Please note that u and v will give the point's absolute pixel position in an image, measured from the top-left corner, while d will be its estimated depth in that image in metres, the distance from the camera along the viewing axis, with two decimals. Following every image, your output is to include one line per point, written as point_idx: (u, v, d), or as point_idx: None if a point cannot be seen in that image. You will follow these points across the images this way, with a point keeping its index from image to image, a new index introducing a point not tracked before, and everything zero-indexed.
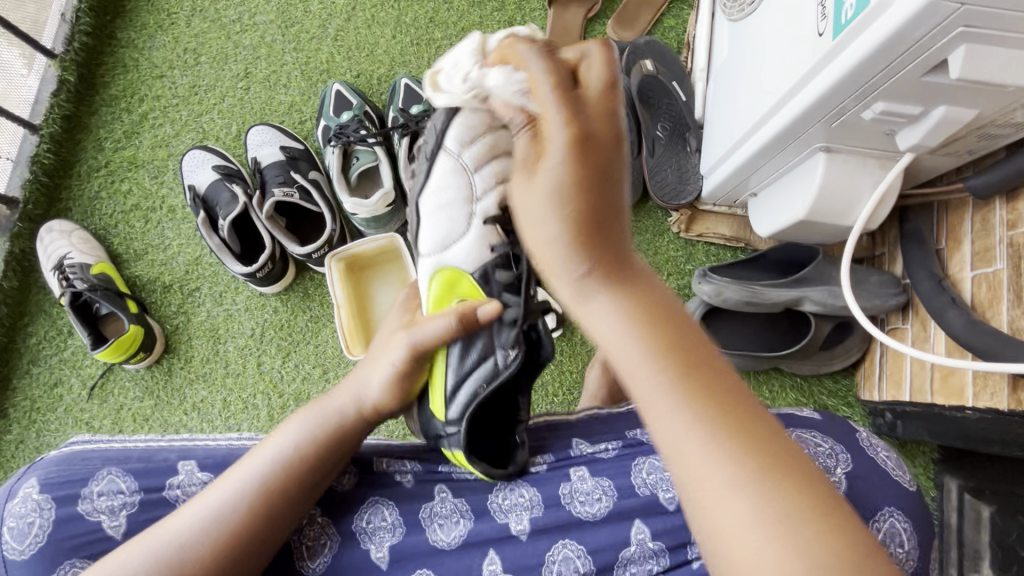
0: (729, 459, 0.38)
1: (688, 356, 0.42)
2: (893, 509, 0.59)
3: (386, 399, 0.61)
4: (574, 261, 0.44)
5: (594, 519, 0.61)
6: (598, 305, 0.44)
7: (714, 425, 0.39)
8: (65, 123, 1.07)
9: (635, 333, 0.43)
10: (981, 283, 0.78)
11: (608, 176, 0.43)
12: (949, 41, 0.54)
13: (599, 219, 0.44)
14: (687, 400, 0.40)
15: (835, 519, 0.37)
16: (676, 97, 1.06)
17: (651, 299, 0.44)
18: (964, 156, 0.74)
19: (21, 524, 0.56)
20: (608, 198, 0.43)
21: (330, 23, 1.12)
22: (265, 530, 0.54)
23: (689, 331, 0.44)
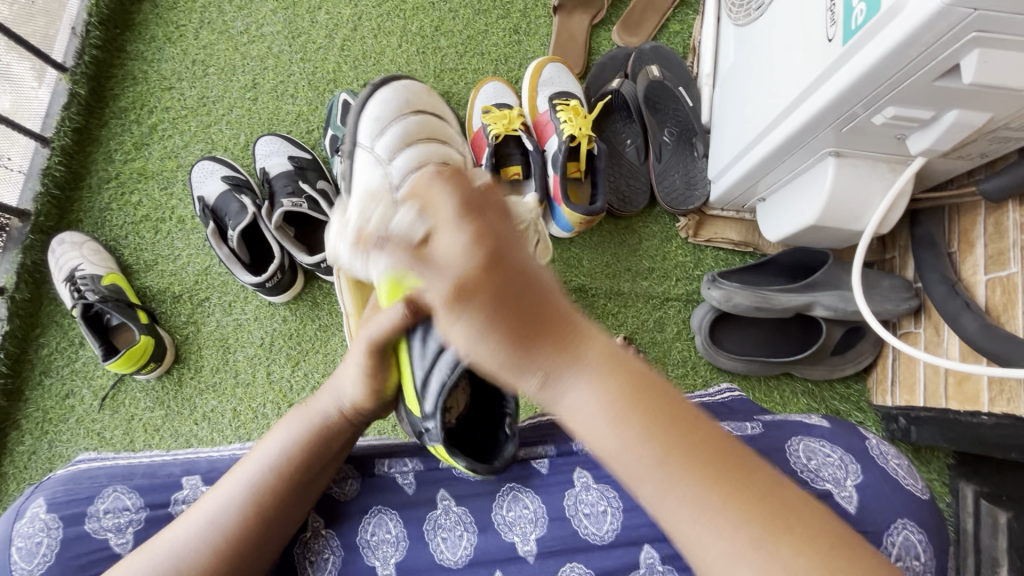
0: (726, 536, 0.36)
1: (669, 428, 0.38)
2: (906, 521, 0.58)
3: (363, 398, 0.57)
4: (527, 374, 0.38)
5: (600, 539, 0.61)
6: (571, 393, 0.38)
7: (709, 500, 0.36)
8: (76, 135, 1.08)
9: (616, 423, 0.37)
10: (996, 287, 0.77)
11: (524, 277, 0.38)
12: (961, 46, 0.54)
13: (527, 323, 0.38)
14: (675, 480, 0.37)
15: (842, 561, 0.36)
16: (682, 102, 1.07)
17: (624, 364, 0.39)
18: (977, 159, 0.74)
19: (29, 544, 0.56)
20: (531, 289, 0.38)
21: (336, 33, 1.12)
22: (259, 537, 0.53)
23: (665, 387, 0.40)
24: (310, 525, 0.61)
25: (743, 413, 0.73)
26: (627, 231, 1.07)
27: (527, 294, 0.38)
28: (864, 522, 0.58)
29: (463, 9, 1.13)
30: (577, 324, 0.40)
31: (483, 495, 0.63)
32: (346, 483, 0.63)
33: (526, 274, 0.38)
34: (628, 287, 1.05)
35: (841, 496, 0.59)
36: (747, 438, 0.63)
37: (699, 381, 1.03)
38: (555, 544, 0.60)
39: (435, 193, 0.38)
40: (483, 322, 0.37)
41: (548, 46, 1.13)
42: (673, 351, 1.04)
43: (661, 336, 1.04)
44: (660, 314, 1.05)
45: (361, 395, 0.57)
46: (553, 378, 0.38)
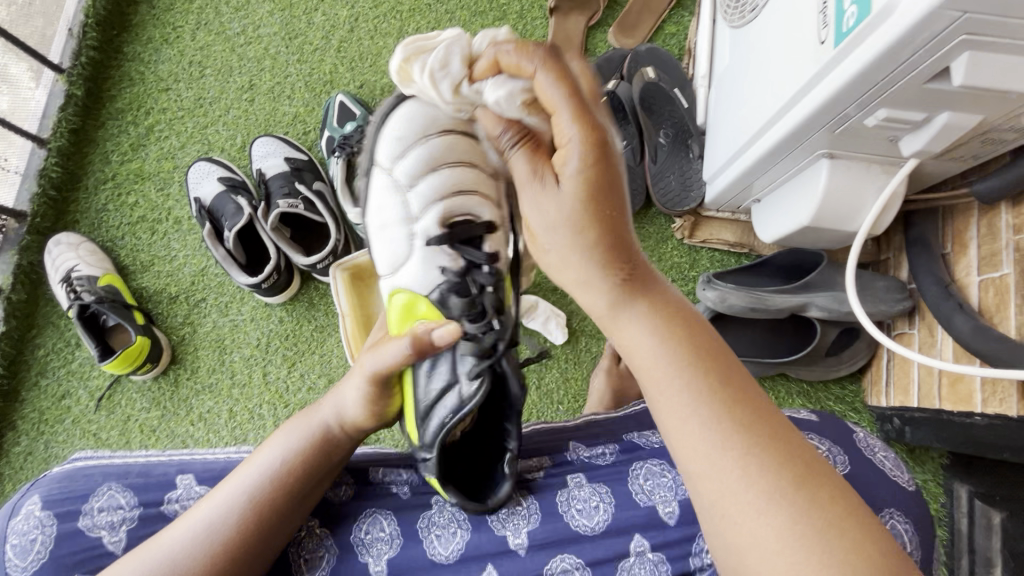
0: (766, 468, 0.40)
1: (719, 371, 0.44)
2: (893, 511, 0.58)
3: (363, 416, 0.58)
4: (601, 278, 0.46)
5: (591, 530, 0.61)
6: (634, 318, 0.46)
7: (755, 435, 0.41)
8: (73, 136, 1.08)
9: (671, 349, 0.45)
10: (989, 288, 0.77)
11: (619, 203, 0.45)
12: (951, 49, 0.54)
13: (620, 243, 0.45)
14: (727, 408, 0.42)
15: (863, 521, 0.39)
16: (678, 104, 1.05)
17: (682, 312, 0.47)
18: (970, 160, 0.74)
19: (23, 541, 0.56)
20: (622, 216, 0.45)
21: (333, 34, 1.12)
22: (258, 543, 0.54)
23: (719, 342, 0.46)
24: (304, 523, 0.61)
25: None
26: None
27: (622, 224, 0.45)
28: None
29: (460, 11, 1.13)
30: (656, 276, 0.48)
31: None
32: (341, 483, 0.63)
33: (620, 188, 0.45)
34: None
35: None
36: None
37: None
38: (547, 537, 0.61)
39: (544, 79, 0.43)
40: (570, 216, 0.44)
41: None
42: None
43: None
44: None
45: (361, 414, 0.58)
46: (622, 298, 0.46)
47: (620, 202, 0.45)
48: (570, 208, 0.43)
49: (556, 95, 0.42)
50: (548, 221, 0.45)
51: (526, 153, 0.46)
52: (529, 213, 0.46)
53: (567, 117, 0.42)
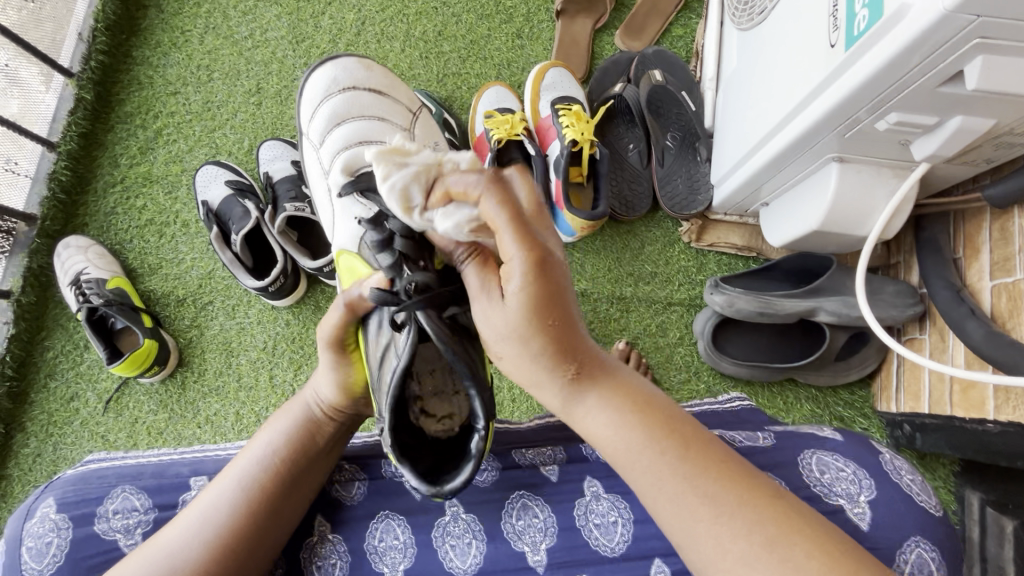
0: (739, 536, 0.42)
1: (680, 437, 0.46)
2: (920, 539, 0.57)
3: (339, 398, 0.58)
4: (557, 374, 0.47)
5: (609, 547, 0.60)
6: (590, 406, 0.47)
7: (722, 499, 0.44)
8: (83, 140, 1.09)
9: (631, 433, 0.46)
10: (1002, 293, 0.76)
11: (561, 295, 0.46)
12: (965, 53, 0.53)
13: (563, 337, 0.46)
14: (692, 479, 0.44)
15: (851, 563, 0.41)
16: (685, 107, 1.07)
17: (635, 387, 0.49)
18: (982, 164, 0.73)
19: (39, 544, 0.56)
20: (566, 307, 0.46)
21: (340, 38, 1.13)
22: (253, 534, 0.53)
23: (673, 409, 0.48)
24: (316, 529, 0.61)
25: (751, 423, 0.74)
26: (629, 236, 1.07)
27: (566, 314, 0.46)
28: (876, 539, 0.57)
29: (466, 14, 1.13)
30: (600, 353, 0.49)
31: (492, 502, 0.62)
32: (353, 486, 0.63)
33: (565, 291, 0.46)
34: (630, 292, 1.05)
35: (854, 513, 0.58)
36: (759, 449, 0.63)
37: (702, 386, 1.02)
38: (565, 555, 0.60)
39: (486, 202, 0.43)
40: (521, 324, 0.45)
41: (550, 50, 1.13)
42: (675, 356, 1.03)
43: (663, 341, 1.04)
44: (663, 318, 1.05)
45: (335, 396, 0.58)
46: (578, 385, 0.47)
47: (561, 295, 0.46)
48: (517, 321, 0.45)
49: (498, 216, 0.43)
50: (504, 335, 0.46)
51: (476, 262, 0.48)
52: (481, 325, 0.47)
53: (509, 239, 0.43)
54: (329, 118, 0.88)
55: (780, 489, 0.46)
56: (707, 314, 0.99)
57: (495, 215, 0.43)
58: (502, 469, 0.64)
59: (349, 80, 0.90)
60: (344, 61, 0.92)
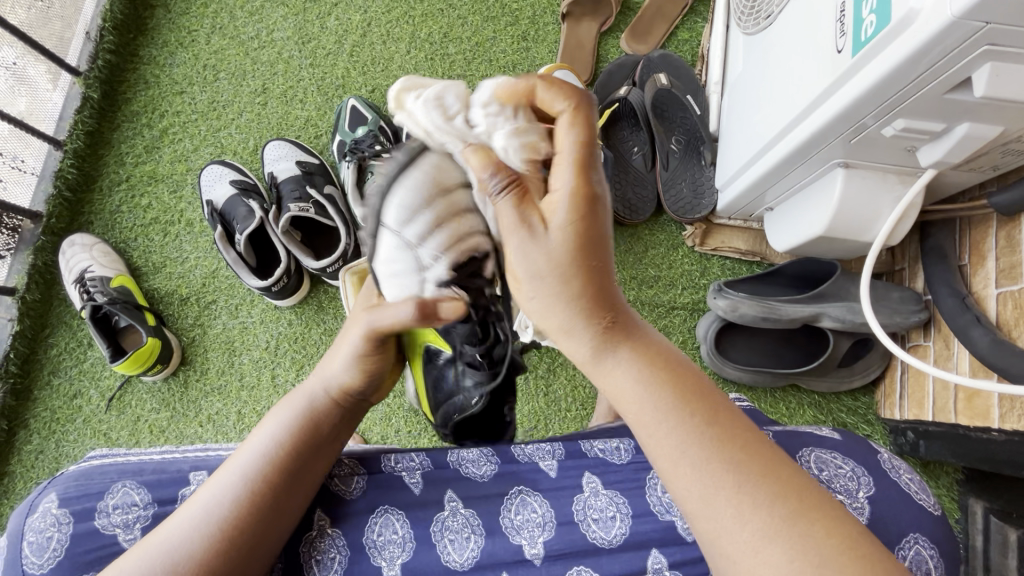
0: (761, 507, 0.42)
1: (706, 404, 0.46)
2: (918, 535, 0.57)
3: (353, 381, 0.56)
4: (588, 325, 0.46)
5: (606, 542, 0.60)
6: (618, 362, 0.47)
7: (746, 470, 0.43)
8: (89, 138, 1.09)
9: (658, 393, 0.46)
10: (1008, 301, 0.76)
11: (608, 244, 0.46)
12: (973, 59, 0.53)
13: (603, 289, 0.46)
14: (717, 446, 0.44)
15: (863, 547, 0.41)
16: (690, 111, 1.05)
17: (666, 355, 0.48)
18: (989, 171, 0.73)
19: (40, 539, 0.56)
20: (611, 261, 0.46)
21: (346, 39, 1.13)
22: (257, 526, 0.52)
23: (707, 384, 0.48)
24: (315, 523, 0.60)
25: (753, 423, 0.73)
26: (633, 239, 1.07)
27: (609, 267, 0.46)
28: (876, 533, 0.56)
29: (472, 16, 1.13)
30: (633, 318, 0.49)
31: (491, 497, 0.62)
32: (351, 479, 0.62)
33: (609, 239, 0.47)
34: (633, 295, 1.05)
35: (854, 507, 0.57)
36: None
37: None
38: (563, 548, 0.60)
39: (563, 128, 0.45)
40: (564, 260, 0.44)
41: (556, 53, 1.13)
42: None
43: None
44: (666, 322, 1.04)
45: (350, 381, 0.56)
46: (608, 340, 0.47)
47: (607, 245, 0.46)
48: (560, 258, 0.44)
49: (568, 148, 0.44)
50: (543, 266, 0.45)
51: (513, 193, 0.45)
52: (514, 261, 0.46)
53: (565, 166, 0.44)
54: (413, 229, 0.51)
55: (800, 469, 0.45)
56: (709, 319, 0.99)
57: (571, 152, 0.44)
58: (501, 463, 0.65)
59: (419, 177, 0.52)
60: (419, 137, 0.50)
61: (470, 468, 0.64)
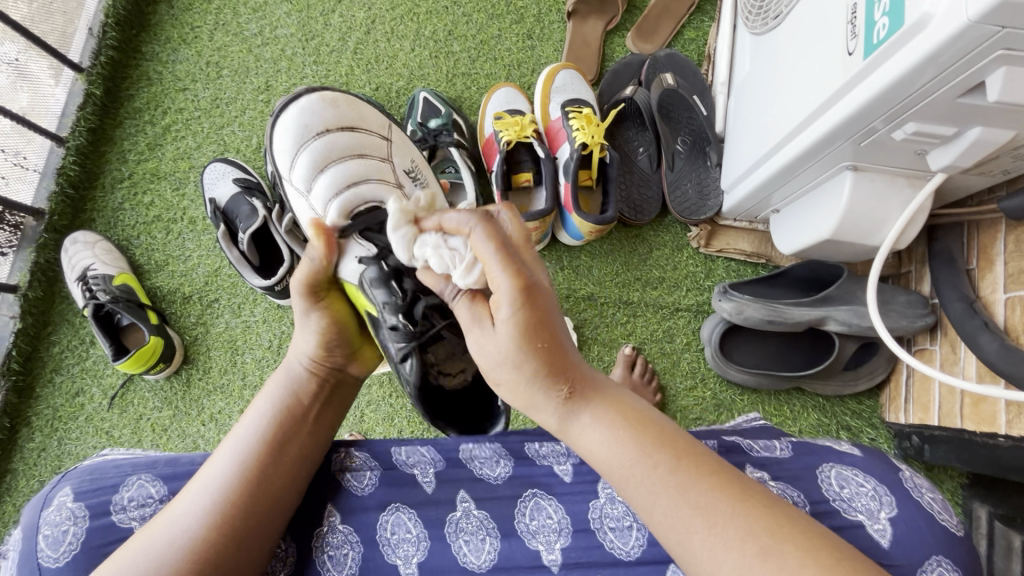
0: (734, 546, 0.41)
1: (672, 447, 0.46)
2: (941, 558, 0.55)
3: (321, 353, 0.60)
4: (551, 394, 0.48)
5: (625, 553, 0.60)
6: (583, 425, 0.48)
7: (715, 509, 0.42)
8: (91, 135, 1.09)
9: (626, 444, 0.46)
10: (1016, 306, 0.75)
11: (546, 321, 0.48)
12: (988, 63, 0.52)
13: (556, 356, 0.48)
14: (684, 489, 0.43)
15: (848, 570, 0.39)
16: (696, 111, 1.06)
17: (629, 403, 0.49)
18: (999, 175, 0.72)
19: (56, 532, 0.55)
20: (558, 333, 0.49)
21: (350, 36, 1.12)
22: (260, 511, 0.52)
23: (672, 428, 0.47)
24: (327, 519, 0.60)
25: (765, 433, 0.73)
26: (638, 240, 1.06)
27: (556, 338, 0.48)
28: (894, 556, 0.55)
29: (477, 14, 1.12)
30: (591, 374, 0.50)
31: (505, 499, 0.62)
32: (365, 477, 0.63)
33: (553, 314, 0.49)
34: (638, 296, 1.05)
35: (874, 529, 0.57)
36: (776, 460, 0.63)
37: (707, 393, 1.02)
38: (581, 556, 0.60)
39: (477, 237, 0.49)
40: (513, 341, 0.47)
41: (561, 51, 1.12)
42: (681, 362, 1.03)
43: (670, 346, 1.03)
44: (670, 324, 1.04)
45: (322, 346, 0.60)
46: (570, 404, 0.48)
47: (548, 324, 0.48)
48: (508, 347, 0.48)
49: (487, 250, 0.48)
50: (501, 350, 0.48)
51: (467, 298, 0.53)
52: (479, 356, 0.51)
53: (498, 267, 0.47)
54: (307, 163, 0.81)
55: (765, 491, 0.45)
56: (714, 321, 0.99)
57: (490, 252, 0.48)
58: (514, 466, 0.64)
59: (320, 121, 0.83)
60: (308, 100, 0.84)
61: (485, 468, 0.64)
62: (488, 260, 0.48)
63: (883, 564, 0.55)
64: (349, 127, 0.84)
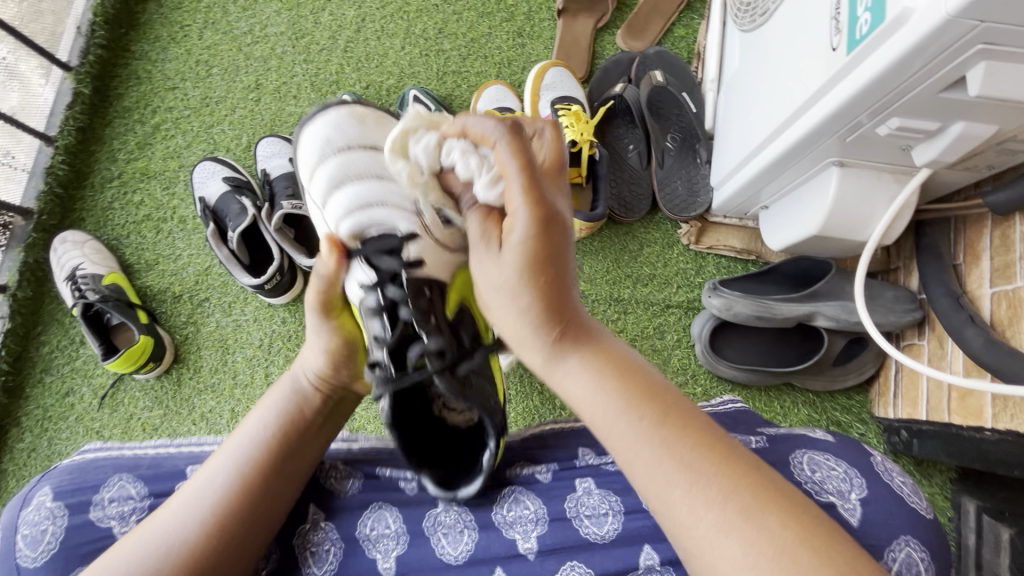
0: (715, 505, 0.41)
1: (659, 402, 0.46)
2: (909, 538, 0.56)
3: (326, 371, 0.57)
4: (544, 333, 0.47)
5: (602, 540, 0.60)
6: (570, 369, 0.47)
7: (699, 466, 0.43)
8: (80, 135, 1.08)
9: (613, 393, 0.46)
10: (1001, 301, 0.75)
11: (556, 255, 0.47)
12: (968, 58, 0.53)
13: (557, 293, 0.47)
14: (669, 445, 0.43)
15: (825, 539, 0.40)
16: (686, 109, 1.06)
17: (620, 354, 0.49)
18: (984, 170, 0.72)
19: (34, 532, 0.56)
20: (564, 270, 0.47)
21: (340, 34, 1.12)
22: (251, 516, 0.53)
23: (661, 384, 0.47)
24: (309, 516, 0.61)
25: (745, 423, 0.71)
26: (628, 237, 1.07)
27: (563, 276, 0.47)
28: (865, 535, 0.56)
29: (467, 12, 1.13)
30: (585, 319, 0.49)
31: (484, 496, 0.62)
32: (345, 478, 0.63)
33: (566, 248, 0.47)
34: (628, 293, 1.05)
35: (844, 508, 0.57)
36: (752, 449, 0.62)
37: (698, 389, 1.02)
38: (556, 543, 0.59)
39: (502, 148, 0.45)
40: (515, 271, 0.46)
41: (551, 49, 1.12)
42: (672, 359, 1.03)
43: (661, 343, 1.03)
44: (661, 320, 1.04)
45: (327, 366, 0.57)
46: (562, 345, 0.48)
47: (557, 257, 0.46)
48: (508, 277, 0.47)
49: (510, 164, 0.45)
50: (500, 277, 0.47)
51: (478, 212, 0.51)
52: (476, 275, 0.50)
53: (518, 189, 0.45)
54: None
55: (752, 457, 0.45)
56: (705, 317, 0.99)
57: (511, 163, 0.45)
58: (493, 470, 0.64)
59: (347, 137, 0.66)
60: (336, 113, 0.68)
61: None
62: (510, 177, 0.45)
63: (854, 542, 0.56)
64: (378, 146, 0.67)
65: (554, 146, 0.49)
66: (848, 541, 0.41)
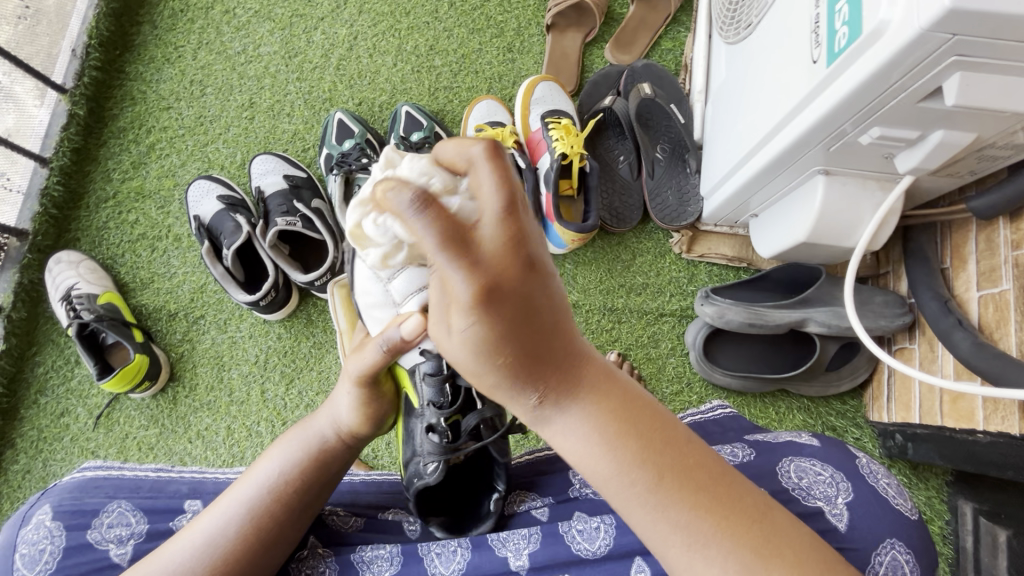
0: (715, 564, 0.41)
1: (655, 457, 0.43)
2: (895, 541, 0.56)
3: (359, 423, 0.59)
4: (524, 395, 0.43)
5: (595, 557, 0.59)
6: (556, 431, 0.44)
7: (700, 527, 0.41)
8: (75, 155, 1.09)
9: (603, 451, 0.43)
10: (988, 304, 0.76)
11: (527, 314, 0.39)
12: (943, 69, 0.54)
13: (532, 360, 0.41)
14: (664, 509, 0.42)
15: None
16: (674, 119, 1.07)
17: (617, 395, 0.44)
18: (966, 176, 0.74)
19: (33, 551, 0.58)
20: (531, 337, 0.40)
21: (332, 52, 1.14)
22: (256, 558, 0.54)
23: (650, 424, 0.44)
24: (308, 545, 0.62)
25: (734, 431, 0.74)
26: (620, 247, 1.08)
27: (530, 340, 0.40)
28: (851, 539, 0.56)
29: (457, 29, 1.14)
30: (578, 371, 0.43)
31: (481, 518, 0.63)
32: (349, 517, 0.66)
33: (530, 311, 0.39)
34: (622, 302, 1.06)
35: (832, 514, 0.57)
36: (738, 462, 0.63)
37: (693, 397, 1.02)
38: (549, 560, 0.59)
39: (413, 223, 0.34)
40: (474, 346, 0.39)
41: (541, 64, 1.14)
42: (667, 366, 1.04)
43: (655, 351, 1.04)
44: (654, 329, 1.05)
45: (352, 422, 0.59)
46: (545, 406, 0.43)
47: (519, 327, 0.39)
48: (469, 349, 0.40)
49: (430, 240, 0.34)
50: (456, 345, 0.40)
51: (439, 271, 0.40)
52: (438, 341, 0.42)
53: (449, 266, 0.35)
54: None
55: (748, 489, 0.44)
56: (699, 325, 1.00)
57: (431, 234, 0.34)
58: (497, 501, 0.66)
59: None
60: None
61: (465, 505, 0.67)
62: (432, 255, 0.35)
63: (838, 547, 0.56)
64: None
65: (487, 180, 0.35)
66: (833, 560, 0.42)
